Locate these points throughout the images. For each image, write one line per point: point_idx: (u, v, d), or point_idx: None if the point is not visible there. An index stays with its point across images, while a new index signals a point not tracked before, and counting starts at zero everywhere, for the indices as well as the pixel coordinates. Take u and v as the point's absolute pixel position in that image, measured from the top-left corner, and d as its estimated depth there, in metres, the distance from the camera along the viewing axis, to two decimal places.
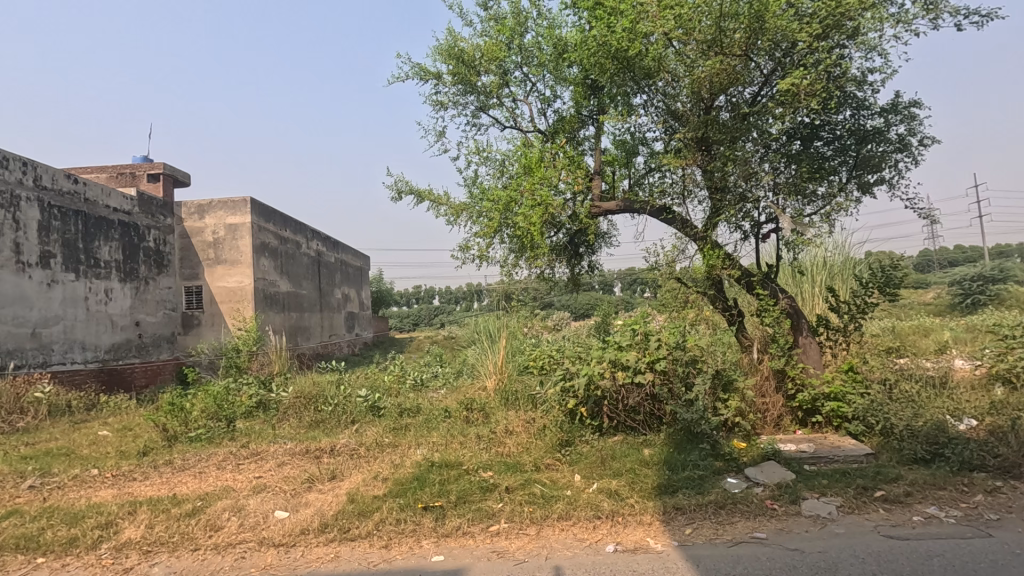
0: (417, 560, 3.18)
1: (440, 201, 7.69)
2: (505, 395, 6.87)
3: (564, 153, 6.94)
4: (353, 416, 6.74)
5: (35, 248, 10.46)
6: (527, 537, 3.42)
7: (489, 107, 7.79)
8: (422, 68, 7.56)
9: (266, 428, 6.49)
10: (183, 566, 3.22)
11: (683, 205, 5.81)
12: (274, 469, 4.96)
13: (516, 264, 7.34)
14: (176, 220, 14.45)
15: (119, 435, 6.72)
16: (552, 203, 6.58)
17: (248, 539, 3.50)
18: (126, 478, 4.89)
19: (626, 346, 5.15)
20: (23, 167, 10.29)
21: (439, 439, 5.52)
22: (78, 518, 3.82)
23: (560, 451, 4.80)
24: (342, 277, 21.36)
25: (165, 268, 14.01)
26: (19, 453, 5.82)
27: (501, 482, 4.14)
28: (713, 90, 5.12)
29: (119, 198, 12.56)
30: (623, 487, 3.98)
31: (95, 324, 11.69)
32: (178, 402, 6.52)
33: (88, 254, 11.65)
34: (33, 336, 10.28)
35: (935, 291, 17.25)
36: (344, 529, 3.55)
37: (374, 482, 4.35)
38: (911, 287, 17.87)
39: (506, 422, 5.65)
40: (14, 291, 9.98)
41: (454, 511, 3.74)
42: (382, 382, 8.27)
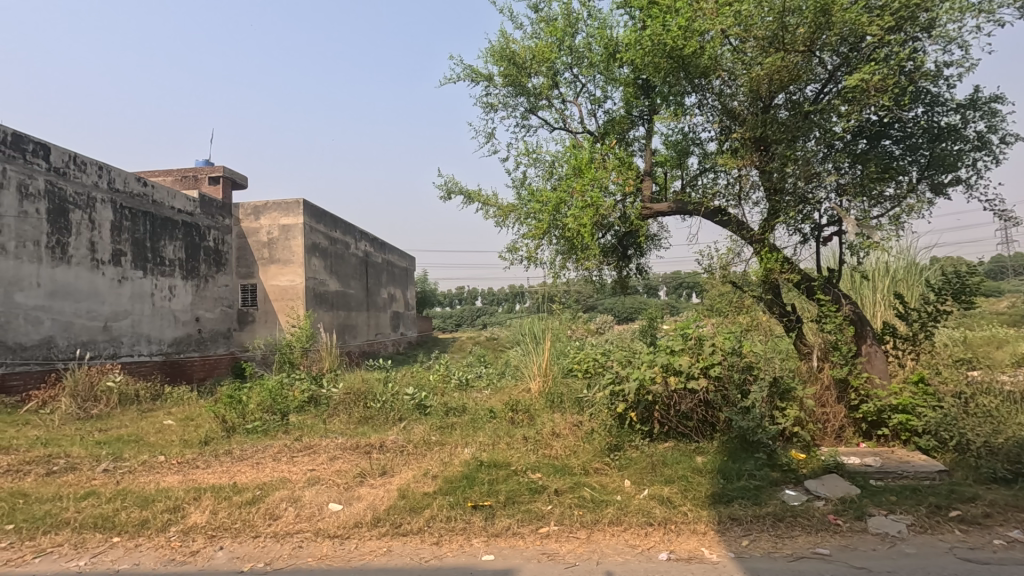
0: (467, 558, 3.20)
1: (489, 202, 7.75)
2: (551, 398, 6.84)
3: (614, 154, 6.87)
4: (401, 414, 6.85)
5: (108, 247, 11.16)
6: (577, 541, 3.39)
7: (538, 109, 7.82)
8: (474, 71, 7.66)
9: (318, 423, 6.68)
10: (246, 552, 3.35)
11: (739, 208, 5.65)
12: (326, 463, 5.12)
13: (563, 267, 7.31)
14: (235, 221, 15.12)
15: (183, 424, 7.08)
16: (603, 205, 6.51)
17: (305, 530, 3.62)
18: (190, 466, 5.14)
19: (679, 350, 5.03)
20: (99, 170, 11.01)
21: (486, 439, 5.54)
22: (148, 502, 4.04)
23: (609, 455, 4.74)
24: (388, 277, 21.82)
25: (224, 266, 14.67)
26: (94, 438, 6.21)
27: (550, 485, 4.13)
28: (772, 88, 4.97)
29: (183, 199, 13.25)
30: (676, 494, 3.89)
31: (159, 318, 12.37)
32: (236, 395, 6.83)
33: (154, 253, 12.34)
34: (105, 329, 10.98)
35: (1009, 299, 16.16)
36: (396, 524, 3.62)
37: (424, 479, 4.41)
38: (983, 295, 16.78)
39: (553, 424, 5.65)
40: (88, 286, 10.68)
41: (504, 511, 3.75)
42: (428, 381, 8.39)
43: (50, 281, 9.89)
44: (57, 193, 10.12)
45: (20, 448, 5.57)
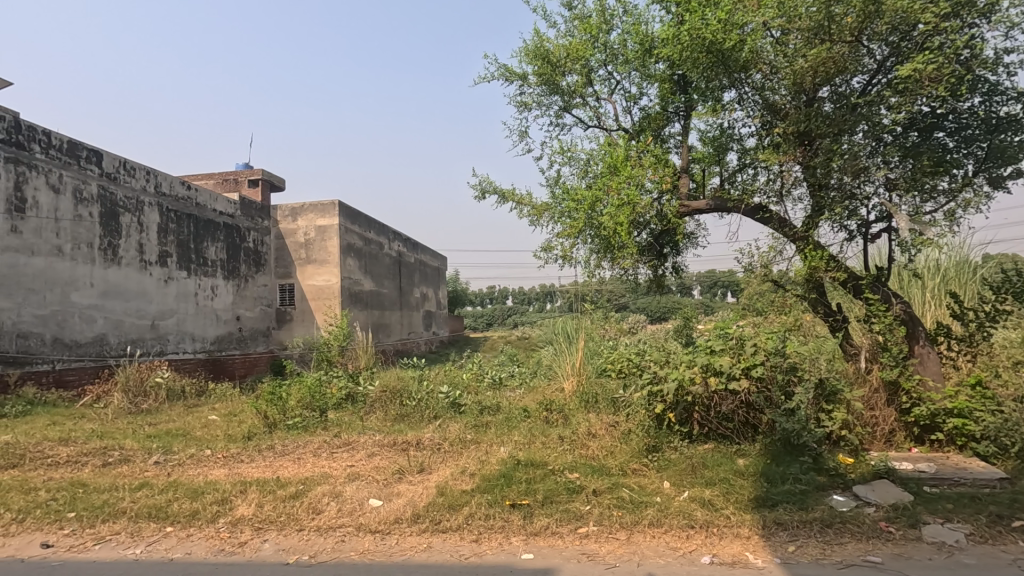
0: (506, 556, 3.21)
1: (523, 201, 7.77)
2: (585, 398, 6.78)
3: (650, 151, 6.80)
4: (436, 411, 6.93)
5: (155, 248, 11.62)
6: (617, 542, 3.35)
7: (572, 107, 7.80)
8: (508, 70, 7.70)
9: (355, 420, 6.80)
10: (291, 545, 3.44)
11: (780, 205, 5.50)
12: (365, 459, 5.20)
13: (598, 266, 7.27)
14: (273, 222, 15.54)
15: (226, 420, 7.31)
16: (639, 203, 6.46)
17: (346, 524, 3.68)
18: (235, 460, 5.30)
19: (719, 350, 4.92)
20: (146, 175, 11.47)
21: (521, 438, 5.55)
22: (197, 494, 4.18)
23: (647, 456, 4.68)
24: (420, 277, 22.08)
25: (263, 266, 15.10)
26: (145, 432, 6.47)
27: (588, 485, 4.10)
28: (816, 81, 4.83)
29: (224, 202, 13.68)
30: (717, 497, 3.82)
31: (202, 317, 12.81)
32: (277, 391, 7.03)
33: (197, 254, 12.79)
34: (152, 328, 11.44)
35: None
36: (435, 521, 3.65)
37: (462, 477, 4.44)
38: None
39: (588, 424, 5.62)
40: (137, 287, 11.14)
41: (542, 510, 3.74)
42: (462, 380, 8.46)
43: (102, 281, 10.36)
44: (109, 197, 10.59)
45: (78, 440, 5.85)
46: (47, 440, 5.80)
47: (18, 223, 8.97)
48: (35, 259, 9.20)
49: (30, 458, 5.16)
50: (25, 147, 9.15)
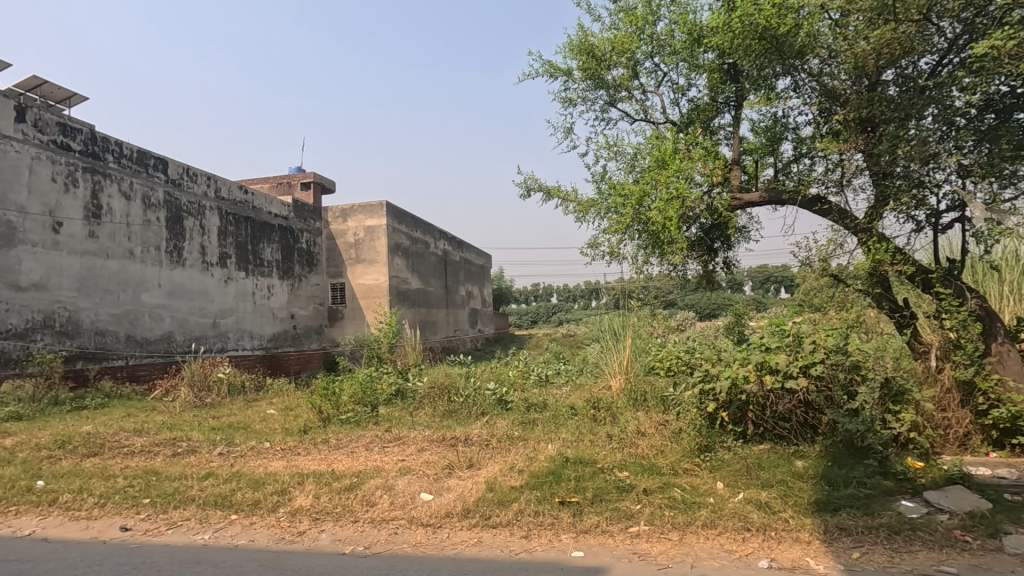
0: (557, 553, 3.20)
1: (569, 198, 7.74)
2: (634, 396, 6.68)
3: (699, 143, 6.64)
4: (483, 408, 6.99)
5: (216, 250, 12.22)
6: (669, 542, 3.29)
7: (618, 101, 7.73)
8: (552, 67, 7.70)
9: (405, 415, 6.96)
10: (346, 535, 3.55)
11: (840, 195, 5.26)
12: (415, 453, 5.31)
13: (646, 262, 7.18)
14: (325, 223, 16.04)
15: (284, 414, 7.61)
16: (689, 196, 6.32)
17: (399, 517, 3.77)
18: (293, 452, 5.52)
19: (775, 347, 4.75)
20: (207, 181, 12.06)
21: (569, 436, 5.52)
22: (259, 484, 4.37)
23: (699, 456, 4.58)
24: (466, 275, 22.34)
25: (316, 266, 15.62)
26: (210, 424, 6.83)
27: (638, 484, 4.05)
28: (880, 64, 4.61)
29: (279, 205, 14.24)
30: (775, 500, 3.69)
31: (259, 316, 13.39)
32: (331, 387, 7.27)
33: (254, 255, 13.37)
34: (214, 326, 12.05)
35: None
36: (485, 516, 3.68)
37: (511, 473, 4.47)
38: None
39: (637, 422, 5.55)
40: (200, 287, 11.75)
41: (591, 508, 3.72)
42: (508, 376, 8.52)
43: (169, 282, 10.99)
44: (174, 202, 11.22)
45: (150, 431, 6.23)
46: (124, 431, 6.21)
47: (94, 228, 9.63)
48: (110, 262, 9.85)
49: (109, 447, 5.54)
50: (100, 157, 9.81)
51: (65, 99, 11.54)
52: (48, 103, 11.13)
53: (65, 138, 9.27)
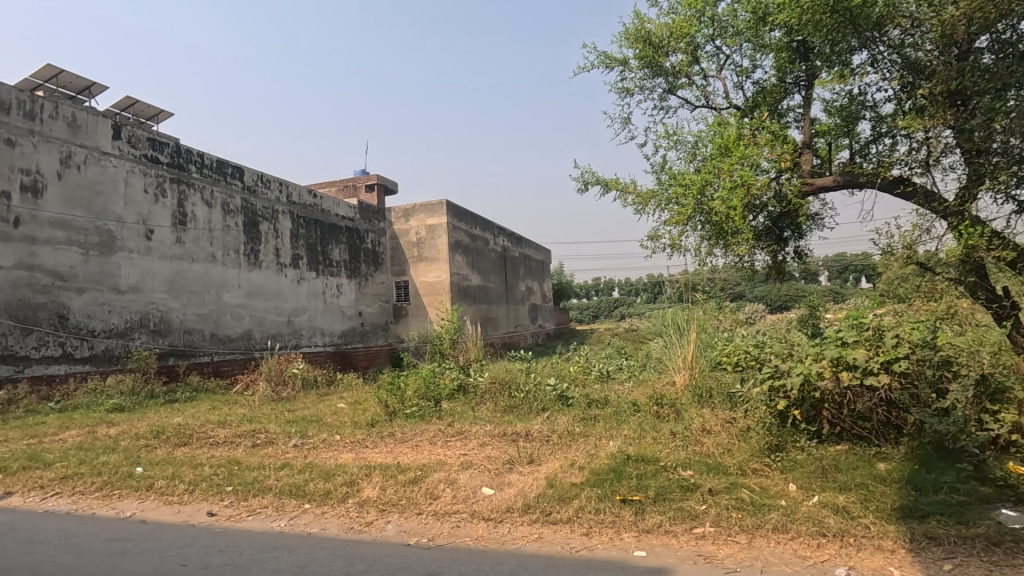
0: (618, 552, 3.16)
1: (627, 189, 7.61)
2: (699, 392, 6.48)
3: (766, 127, 6.33)
4: (544, 404, 6.99)
5: (288, 252, 12.91)
6: (737, 545, 3.17)
7: (677, 88, 7.52)
8: (608, 57, 7.58)
9: (467, 410, 7.08)
10: (411, 527, 3.66)
11: (927, 175, 4.90)
12: (477, 448, 5.39)
13: (710, 253, 6.95)
14: (389, 224, 16.55)
15: (353, 407, 7.94)
16: (755, 183, 6.04)
17: (461, 511, 3.84)
18: (361, 445, 5.75)
19: (853, 343, 4.48)
20: (279, 186, 12.76)
21: (631, 433, 5.42)
22: (330, 475, 4.58)
23: (769, 456, 4.38)
24: (525, 271, 22.42)
25: (381, 265, 16.16)
26: (285, 417, 7.23)
27: (704, 483, 3.91)
28: (971, 30, 4.19)
29: (345, 207, 14.84)
30: (853, 504, 3.46)
31: (330, 313, 14.03)
32: (396, 382, 7.52)
33: (324, 256, 14.01)
34: (288, 324, 12.74)
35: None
36: (546, 513, 3.69)
37: (571, 470, 4.44)
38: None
39: (702, 420, 5.40)
40: (275, 287, 12.45)
41: (654, 508, 3.64)
42: (569, 372, 8.47)
43: (247, 283, 11.72)
44: (250, 208, 11.94)
45: (233, 423, 6.67)
46: (210, 422, 6.69)
47: (181, 234, 10.40)
48: (196, 265, 10.61)
49: (197, 438, 5.98)
50: (184, 168, 10.58)
51: (154, 116, 12.51)
52: (141, 121, 12.12)
53: (154, 151, 10.05)
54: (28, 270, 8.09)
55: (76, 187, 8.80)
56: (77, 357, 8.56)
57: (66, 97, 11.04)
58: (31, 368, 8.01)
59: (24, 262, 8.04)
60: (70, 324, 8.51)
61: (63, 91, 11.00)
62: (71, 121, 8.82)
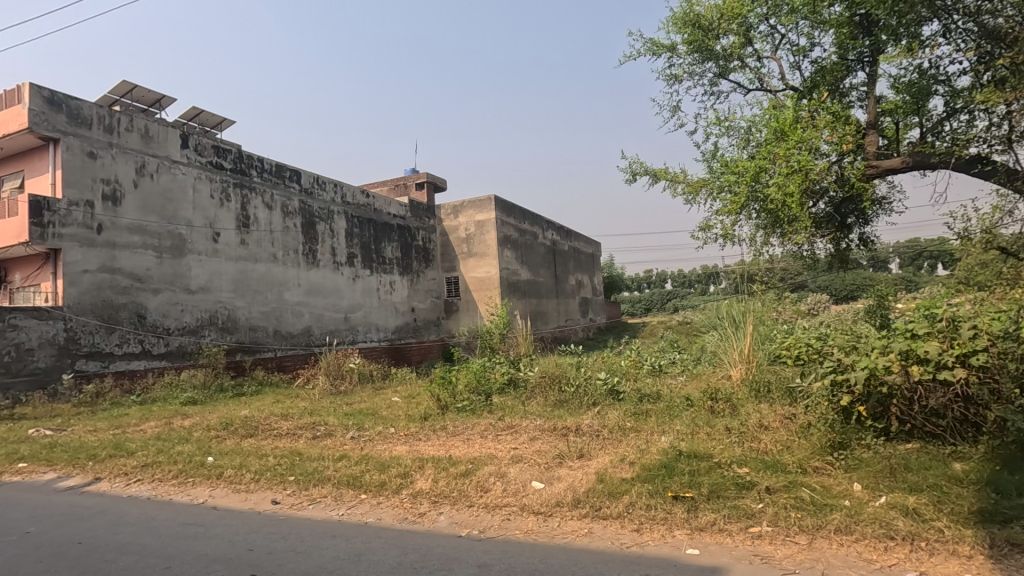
0: (670, 549, 3.11)
1: (677, 179, 7.43)
2: (756, 387, 6.26)
3: (826, 108, 6.02)
4: (595, 398, 6.94)
5: (344, 251, 13.36)
6: (796, 546, 3.05)
7: (729, 72, 7.27)
8: (655, 44, 7.42)
9: (518, 404, 7.12)
10: (462, 519, 3.73)
11: (1009, 152, 4.58)
12: (527, 442, 5.41)
13: (766, 243, 6.69)
14: (439, 221, 16.83)
15: (407, 401, 8.15)
16: (814, 168, 5.76)
17: (511, 504, 3.88)
18: (414, 438, 5.90)
19: (924, 335, 4.20)
20: (334, 187, 13.21)
21: (684, 428, 5.31)
22: (385, 467, 4.73)
23: (832, 454, 4.18)
24: (575, 264, 22.29)
25: (432, 262, 16.46)
26: (344, 410, 7.51)
27: (761, 481, 3.78)
28: None
29: (396, 205, 15.22)
30: (925, 506, 3.26)
31: (384, 310, 14.42)
32: (447, 376, 7.66)
33: (377, 254, 14.41)
34: (345, 320, 13.19)
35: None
36: (596, 507, 3.67)
37: (621, 465, 4.39)
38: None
39: (759, 415, 5.24)
40: (332, 285, 12.91)
41: (707, 505, 3.55)
42: (620, 366, 8.36)
43: (306, 281, 12.21)
44: (307, 209, 12.44)
45: (294, 416, 6.98)
46: (274, 415, 7.05)
47: (245, 236, 10.95)
48: (259, 265, 11.16)
49: (262, 430, 6.30)
50: (246, 173, 11.13)
51: (218, 124, 13.19)
52: (206, 131, 12.83)
53: (219, 158, 10.63)
54: (110, 272, 8.73)
55: (150, 194, 9.42)
56: (155, 353, 9.18)
57: (140, 111, 11.82)
58: (115, 364, 8.65)
59: (106, 265, 8.69)
60: (147, 322, 9.14)
61: (137, 106, 11.78)
62: (145, 132, 9.44)
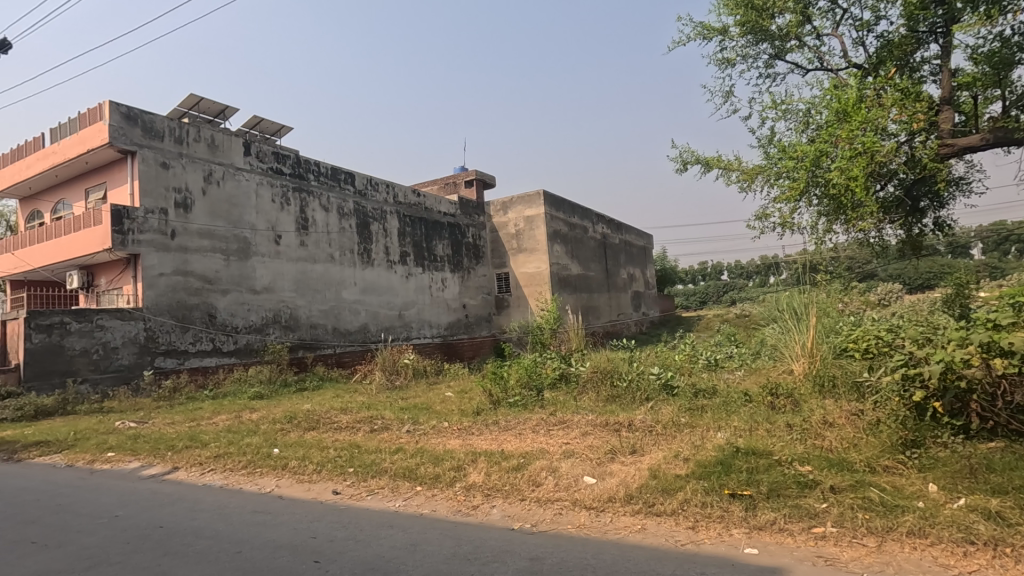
0: (727, 548, 3.02)
1: (731, 167, 7.19)
2: (819, 382, 5.99)
3: (894, 84, 5.66)
4: (648, 393, 6.84)
5: (397, 249, 13.70)
6: (864, 549, 2.90)
7: (786, 52, 6.96)
8: (705, 27, 7.19)
9: (569, 399, 7.10)
10: (515, 512, 3.77)
11: None
12: (579, 437, 5.39)
13: (829, 230, 6.38)
14: (488, 217, 16.98)
15: (460, 396, 8.29)
16: (880, 149, 5.43)
17: (563, 498, 3.89)
18: (467, 432, 6.00)
19: (1008, 325, 3.88)
20: (386, 188, 13.57)
21: (741, 424, 5.15)
22: (438, 460, 4.83)
23: (904, 453, 3.94)
24: (626, 258, 21.94)
25: (482, 259, 16.63)
26: (399, 404, 7.73)
27: (824, 480, 3.62)
28: None
29: (447, 204, 15.47)
30: (1011, 510, 3.03)
31: (436, 307, 14.70)
32: (499, 371, 7.72)
33: (429, 251, 14.69)
34: (399, 317, 13.54)
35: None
36: (649, 504, 3.62)
37: (675, 461, 4.31)
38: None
39: (823, 412, 5.01)
40: (386, 283, 13.28)
41: (767, 504, 3.43)
42: (674, 361, 8.18)
43: (362, 280, 12.61)
44: (362, 210, 12.84)
45: (353, 410, 7.24)
46: (334, 409, 7.34)
47: (305, 238, 11.43)
48: (318, 266, 11.63)
49: (323, 423, 6.58)
50: (304, 177, 11.61)
51: (277, 132, 13.79)
52: (267, 138, 13.46)
53: (279, 164, 11.13)
54: (183, 275, 9.31)
55: (217, 201, 9.97)
56: (225, 350, 9.74)
57: (206, 122, 12.54)
58: (189, 361, 9.23)
59: (180, 269, 9.27)
60: (218, 321, 9.70)
61: (204, 117, 12.49)
62: (211, 142, 10.00)
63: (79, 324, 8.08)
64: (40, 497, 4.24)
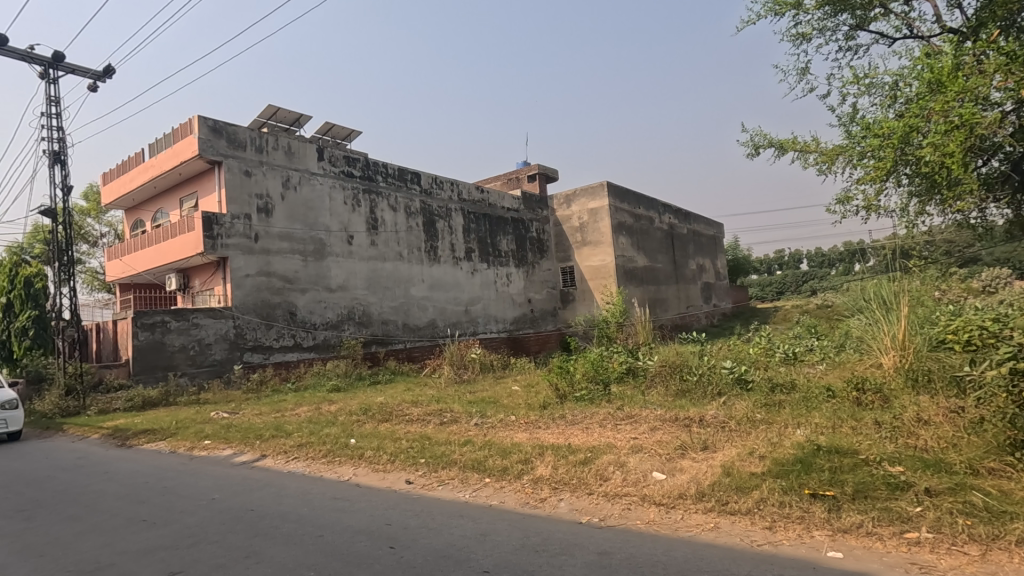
0: (807, 550, 2.88)
1: (807, 149, 6.78)
2: (912, 376, 5.53)
3: (997, 47, 5.10)
4: (720, 388, 6.59)
5: (462, 246, 13.97)
6: (966, 557, 2.67)
7: (869, 22, 6.47)
8: (777, 2, 6.79)
9: (637, 394, 6.97)
10: (582, 506, 3.76)
11: None
12: (648, 432, 5.29)
13: (922, 212, 5.90)
14: (552, 211, 16.93)
15: (526, 390, 8.34)
16: (981, 121, 4.80)
17: (632, 494, 3.84)
18: (534, 425, 6.03)
19: None
20: (451, 186, 13.84)
21: (823, 421, 4.86)
22: (506, 453, 4.90)
23: (1013, 454, 3.61)
24: (696, 248, 21.19)
25: (546, 253, 16.62)
26: (467, 398, 7.88)
27: (919, 482, 3.36)
28: None
29: (510, 199, 15.56)
30: None
31: (502, 302, 14.87)
32: (565, 365, 7.70)
33: (493, 247, 14.86)
34: (466, 312, 13.80)
35: None
36: (722, 502, 3.51)
37: (750, 458, 4.14)
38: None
39: (918, 408, 4.64)
40: (453, 279, 13.57)
41: (853, 505, 3.23)
42: (749, 354, 7.82)
43: (430, 277, 12.96)
44: (428, 209, 13.18)
45: (423, 403, 7.46)
46: (405, 402, 7.60)
47: (375, 237, 11.88)
48: (387, 264, 12.06)
49: (395, 415, 6.83)
50: (373, 179, 12.06)
51: (347, 136, 14.41)
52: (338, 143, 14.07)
53: (350, 167, 11.62)
54: (266, 275, 9.94)
55: (295, 204, 10.56)
56: (305, 345, 10.32)
57: (284, 131, 13.30)
58: (274, 355, 9.86)
59: (263, 269, 9.90)
60: (298, 318, 10.30)
61: (282, 126, 13.24)
62: (288, 149, 10.58)
63: (178, 322, 8.81)
64: (149, 480, 4.70)
